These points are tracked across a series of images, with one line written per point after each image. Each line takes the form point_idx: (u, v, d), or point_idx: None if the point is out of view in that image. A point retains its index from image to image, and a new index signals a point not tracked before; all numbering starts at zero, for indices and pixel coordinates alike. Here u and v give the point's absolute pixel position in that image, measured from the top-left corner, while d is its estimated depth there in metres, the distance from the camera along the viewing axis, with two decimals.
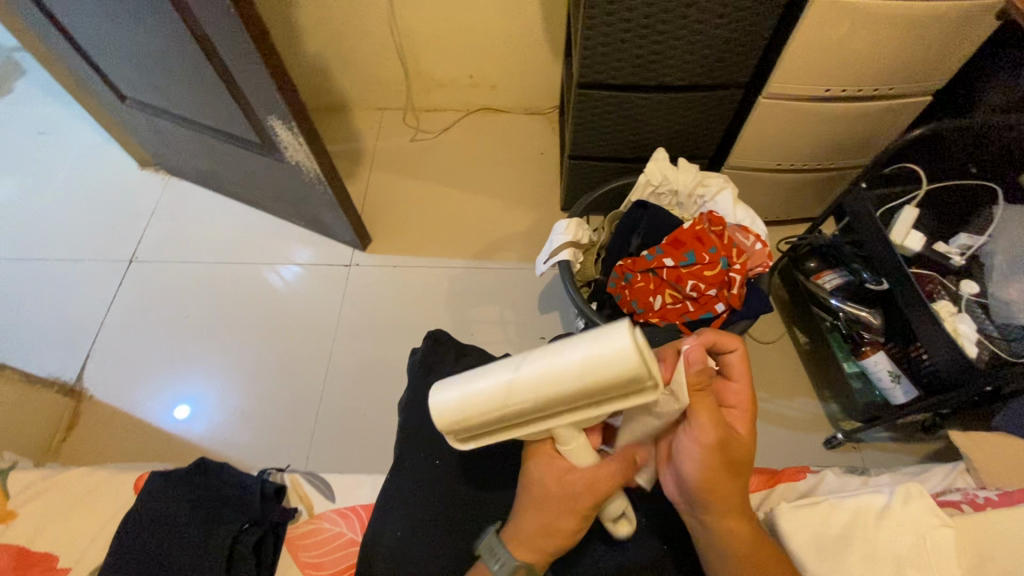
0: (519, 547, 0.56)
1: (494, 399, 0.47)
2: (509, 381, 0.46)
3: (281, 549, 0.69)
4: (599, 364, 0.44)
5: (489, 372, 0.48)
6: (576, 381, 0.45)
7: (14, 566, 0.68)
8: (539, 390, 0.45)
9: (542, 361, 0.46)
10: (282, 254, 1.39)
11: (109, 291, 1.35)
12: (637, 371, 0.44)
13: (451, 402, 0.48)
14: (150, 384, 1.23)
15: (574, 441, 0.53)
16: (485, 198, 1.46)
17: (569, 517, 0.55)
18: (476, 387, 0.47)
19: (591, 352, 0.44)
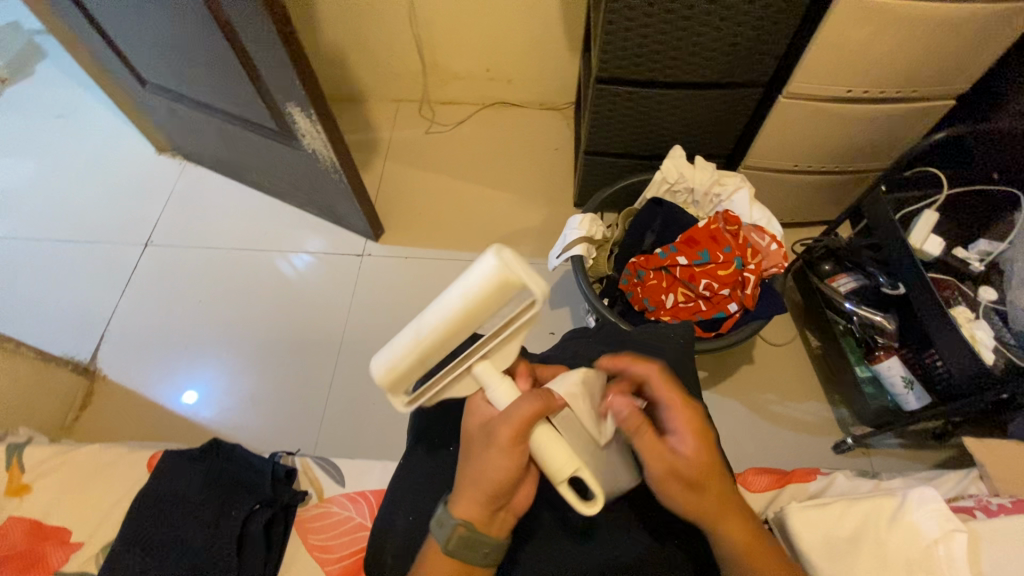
0: (460, 507, 0.54)
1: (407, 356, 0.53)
2: (415, 335, 0.52)
3: (290, 531, 0.70)
4: (472, 292, 0.50)
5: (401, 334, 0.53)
6: (464, 314, 0.51)
7: (28, 539, 0.69)
8: (438, 331, 0.51)
9: (436, 309, 0.52)
10: (296, 242, 1.40)
11: (124, 273, 1.36)
12: (505, 287, 0.49)
13: (381, 367, 0.53)
14: (162, 367, 1.24)
15: (497, 385, 0.55)
16: (499, 192, 1.46)
17: (494, 455, 0.53)
18: (391, 351, 0.53)
19: (464, 284, 0.50)
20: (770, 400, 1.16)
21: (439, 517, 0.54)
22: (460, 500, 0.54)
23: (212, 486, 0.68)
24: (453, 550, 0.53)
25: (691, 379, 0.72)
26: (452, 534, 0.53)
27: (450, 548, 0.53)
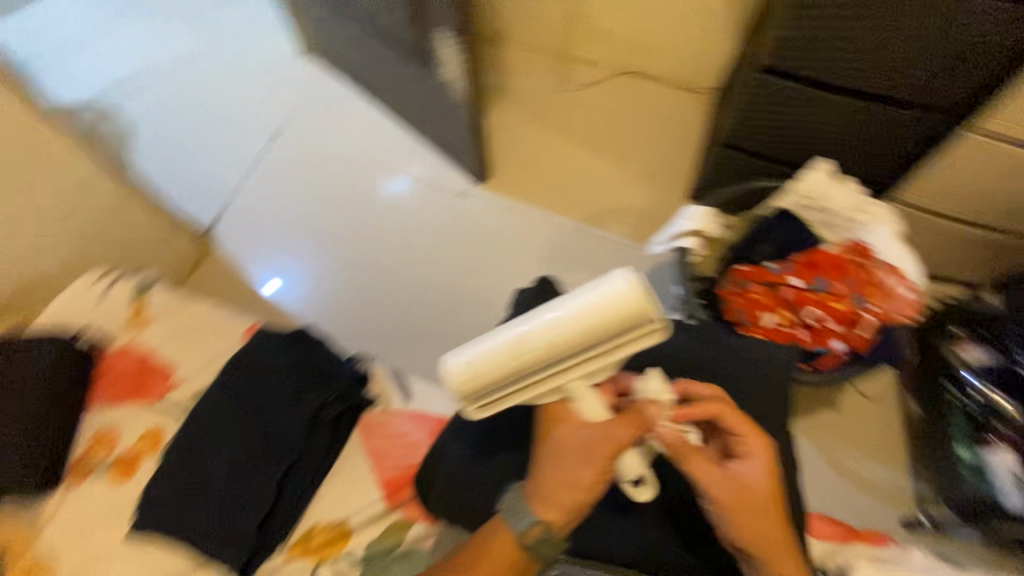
0: (545, 511, 0.55)
1: (504, 350, 0.54)
2: (523, 330, 0.54)
3: (353, 429, 0.74)
4: (598, 304, 0.52)
5: (497, 329, 0.55)
6: (580, 320, 0.53)
7: (141, 367, 0.78)
8: (548, 332, 0.53)
9: (546, 315, 0.54)
10: (407, 167, 1.43)
11: (252, 157, 1.46)
12: (633, 308, 0.52)
13: (464, 361, 0.54)
14: (265, 253, 1.34)
15: (587, 401, 0.56)
16: (613, 165, 1.41)
17: (589, 471, 0.55)
18: (487, 344, 0.54)
19: (589, 295, 0.53)
20: (845, 452, 1.08)
21: (516, 511, 0.56)
22: (542, 503, 0.55)
23: (298, 369, 0.73)
24: (533, 549, 0.55)
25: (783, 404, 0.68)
26: (528, 526, 0.55)
27: (530, 548, 0.56)
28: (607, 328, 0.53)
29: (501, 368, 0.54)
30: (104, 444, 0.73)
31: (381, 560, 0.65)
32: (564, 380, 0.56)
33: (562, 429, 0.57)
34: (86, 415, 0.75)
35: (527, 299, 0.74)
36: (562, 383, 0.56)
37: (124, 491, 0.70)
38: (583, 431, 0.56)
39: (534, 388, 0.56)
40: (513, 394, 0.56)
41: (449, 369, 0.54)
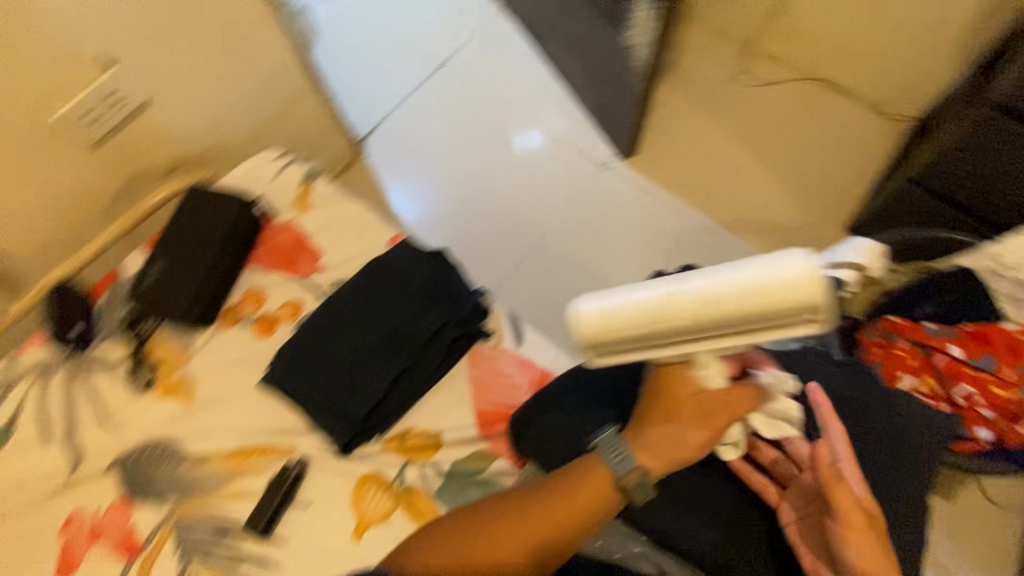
0: (644, 459, 0.55)
1: (644, 311, 0.49)
2: (670, 294, 0.49)
3: (463, 356, 0.77)
4: (765, 284, 0.46)
5: (639, 287, 0.51)
6: (738, 299, 0.47)
7: (296, 245, 0.85)
8: (698, 303, 0.48)
9: (700, 284, 0.48)
10: (557, 124, 1.42)
11: (414, 80, 1.52)
12: (804, 296, 0.46)
13: (598, 312, 0.50)
14: (405, 173, 1.40)
15: (713, 374, 0.53)
16: (771, 173, 1.30)
17: (702, 434, 0.54)
18: (626, 300, 0.50)
19: (756, 272, 0.47)
20: (944, 547, 0.97)
21: (615, 449, 0.56)
22: (644, 450, 0.55)
23: (430, 285, 0.77)
24: (627, 492, 0.55)
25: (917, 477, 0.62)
26: (629, 470, 0.55)
27: (626, 492, 0.56)
28: (768, 314, 0.47)
29: (636, 329, 0.50)
30: (253, 301, 0.82)
31: (462, 480, 0.69)
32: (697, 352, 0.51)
33: (678, 392, 0.54)
34: (242, 272, 0.84)
35: None
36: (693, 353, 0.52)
37: (261, 346, 0.78)
38: (703, 397, 0.54)
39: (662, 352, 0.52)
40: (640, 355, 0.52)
41: (582, 316, 0.51)
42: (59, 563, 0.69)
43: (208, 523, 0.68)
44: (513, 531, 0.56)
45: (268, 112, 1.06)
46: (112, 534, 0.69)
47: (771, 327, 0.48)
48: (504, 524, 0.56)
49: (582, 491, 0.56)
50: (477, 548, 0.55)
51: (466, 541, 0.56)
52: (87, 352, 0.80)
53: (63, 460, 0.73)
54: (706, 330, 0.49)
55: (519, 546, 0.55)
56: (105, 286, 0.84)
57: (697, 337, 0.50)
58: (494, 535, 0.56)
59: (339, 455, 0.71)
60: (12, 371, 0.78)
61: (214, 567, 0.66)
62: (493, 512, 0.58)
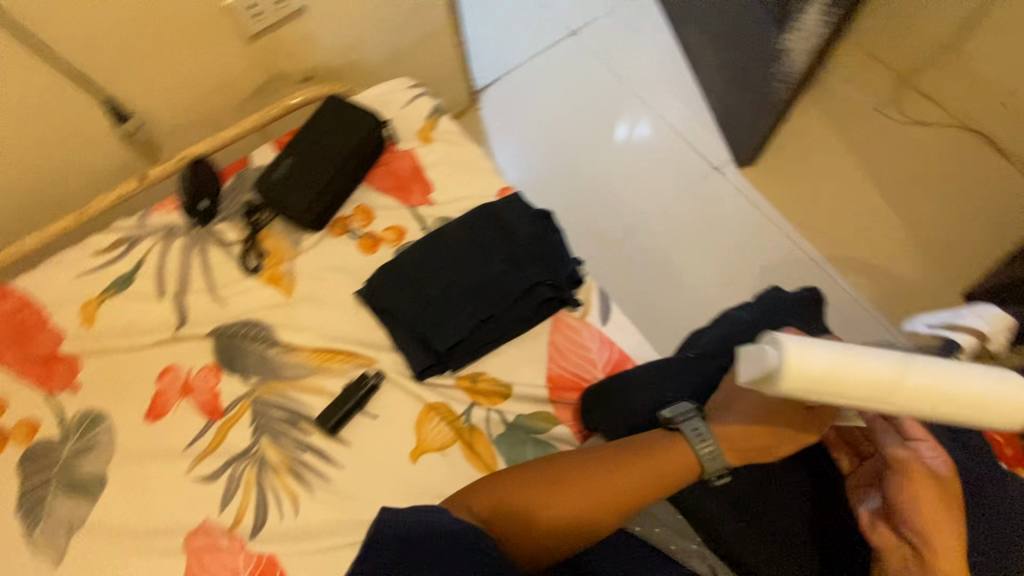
0: (731, 456, 0.58)
1: (862, 386, 0.40)
2: (900, 380, 0.40)
3: (548, 317, 0.77)
4: (992, 404, 0.40)
5: (867, 354, 0.40)
6: (956, 407, 0.41)
7: (411, 174, 0.88)
8: (923, 401, 0.40)
9: (933, 376, 0.40)
10: (677, 116, 1.38)
11: (543, 42, 1.50)
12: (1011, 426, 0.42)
13: (816, 368, 0.39)
14: (515, 131, 1.40)
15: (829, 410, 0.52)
16: (892, 217, 1.22)
17: (796, 447, 0.57)
18: (853, 368, 0.39)
19: (992, 389, 0.40)
20: None
21: (697, 427, 0.59)
22: (733, 446, 0.58)
23: (534, 242, 0.78)
24: (702, 466, 0.57)
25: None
26: (712, 458, 0.58)
27: (702, 468, 0.58)
28: (965, 425, 0.43)
29: (828, 396, 0.41)
30: (362, 216, 0.85)
31: (523, 433, 0.71)
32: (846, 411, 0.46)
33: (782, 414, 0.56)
34: (357, 187, 0.87)
35: None
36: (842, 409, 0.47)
37: (362, 261, 0.82)
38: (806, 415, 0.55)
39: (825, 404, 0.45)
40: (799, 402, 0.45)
41: (786, 366, 0.39)
42: (150, 405, 0.75)
43: (285, 406, 0.73)
44: (569, 491, 0.57)
45: (408, 41, 1.09)
46: (200, 392, 0.75)
47: (953, 429, 0.44)
48: (560, 485, 0.58)
49: (646, 465, 0.58)
50: (531, 504, 0.57)
51: (519, 495, 0.57)
52: (207, 226, 0.85)
53: (171, 316, 0.80)
54: (890, 413, 0.43)
55: (577, 505, 0.57)
56: (233, 171, 0.90)
57: (873, 413, 0.44)
58: (549, 493, 0.57)
59: (413, 378, 0.74)
60: (143, 226, 0.85)
61: (281, 448, 0.71)
62: (546, 472, 0.59)
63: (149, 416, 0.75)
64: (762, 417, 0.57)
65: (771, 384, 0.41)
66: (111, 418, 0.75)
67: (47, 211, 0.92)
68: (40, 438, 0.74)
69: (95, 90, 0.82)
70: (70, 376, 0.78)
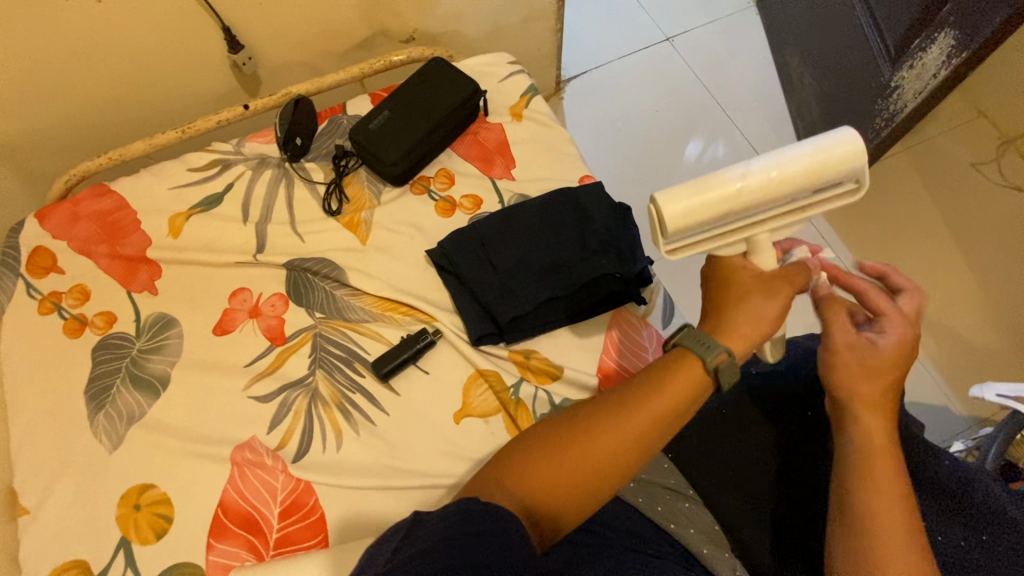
0: (729, 341, 0.55)
1: (720, 198, 0.53)
2: (743, 179, 0.52)
3: (610, 310, 0.77)
4: (826, 157, 0.52)
5: (712, 176, 0.53)
6: (799, 175, 0.52)
7: (497, 148, 0.89)
8: (771, 180, 0.52)
9: (767, 162, 0.53)
10: (761, 138, 1.35)
11: (637, 42, 1.49)
12: (856, 160, 0.52)
13: (676, 205, 0.52)
14: (593, 125, 1.40)
15: (768, 254, 0.57)
16: (971, 282, 1.16)
17: (777, 305, 0.55)
18: (702, 189, 0.53)
19: (815, 149, 0.52)
20: None
21: (702, 339, 0.56)
22: (728, 334, 0.56)
23: (609, 234, 0.78)
24: (716, 376, 0.55)
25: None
26: (716, 354, 0.54)
27: (715, 375, 0.55)
28: (827, 182, 0.53)
29: (715, 213, 0.53)
30: (443, 180, 0.87)
31: None
32: (754, 233, 0.57)
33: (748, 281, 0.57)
34: (443, 151, 0.89)
35: None
36: (753, 233, 0.57)
37: (437, 222, 0.84)
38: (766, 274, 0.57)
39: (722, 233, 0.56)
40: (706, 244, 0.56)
41: (667, 215, 0.53)
42: (219, 320, 0.79)
43: (342, 346, 0.76)
44: (573, 448, 0.52)
45: (512, 18, 1.10)
46: (266, 318, 0.79)
47: (823, 194, 0.55)
48: (561, 445, 0.52)
49: (665, 392, 0.54)
50: (528, 471, 0.51)
51: (542, 465, 0.51)
52: (296, 163, 0.89)
53: (250, 241, 0.83)
54: (768, 203, 0.54)
55: (587, 457, 0.51)
56: (329, 115, 0.93)
57: (759, 210, 0.55)
58: (545, 461, 0.51)
59: (468, 343, 0.75)
60: (239, 153, 0.90)
61: (334, 384, 0.73)
62: (539, 436, 0.53)
63: (216, 330, 0.79)
64: (718, 280, 0.59)
65: (666, 233, 0.54)
66: (181, 326, 0.79)
67: (152, 123, 0.97)
68: (114, 330, 0.79)
69: (219, 17, 0.86)
70: (149, 280, 0.82)
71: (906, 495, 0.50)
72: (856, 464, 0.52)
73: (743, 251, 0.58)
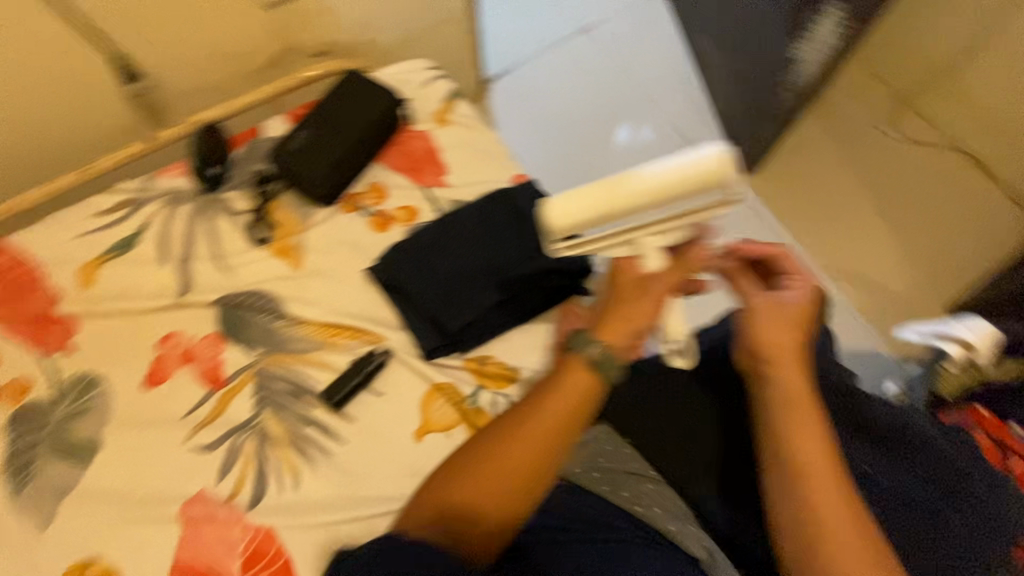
0: (609, 337, 0.58)
1: (596, 197, 0.60)
2: (616, 181, 0.60)
3: (559, 307, 0.77)
4: (691, 163, 0.56)
5: (596, 183, 0.61)
6: (667, 180, 0.57)
7: (426, 156, 0.87)
8: (640, 181, 0.58)
9: (641, 170, 0.60)
10: (681, 119, 1.40)
11: (555, 36, 1.51)
12: (722, 169, 0.55)
13: (560, 202, 0.61)
14: (523, 124, 1.41)
15: (654, 256, 0.60)
16: (887, 234, 1.25)
17: (649, 301, 0.59)
18: (582, 191, 0.61)
19: (683, 157, 0.57)
20: None
21: (584, 341, 0.58)
22: (608, 329, 0.58)
23: None
24: (599, 371, 0.58)
25: (988, 547, 0.57)
26: (595, 350, 0.57)
27: (599, 369, 0.58)
28: (698, 188, 0.56)
29: (592, 214, 0.60)
30: (374, 195, 0.85)
31: None
32: (637, 236, 0.60)
33: (626, 281, 0.60)
34: (371, 165, 0.87)
35: None
36: (634, 237, 0.61)
37: (372, 238, 0.81)
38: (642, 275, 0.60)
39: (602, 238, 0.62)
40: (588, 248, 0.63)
41: (553, 212, 0.61)
42: (149, 371, 0.74)
43: (288, 380, 0.72)
44: (476, 469, 0.55)
45: (425, 23, 1.08)
46: (201, 361, 0.74)
47: (701, 201, 0.57)
48: (459, 473, 0.56)
49: (551, 398, 0.57)
50: (433, 500, 0.56)
51: (446, 494, 0.55)
52: (215, 193, 0.84)
53: (174, 282, 0.78)
54: (644, 205, 0.58)
55: (492, 476, 0.55)
56: (244, 140, 0.89)
57: (637, 212, 0.59)
58: (447, 488, 0.56)
59: (420, 358, 0.74)
60: (148, 190, 0.84)
61: (283, 420, 0.70)
62: (443, 469, 0.57)
63: (148, 382, 0.73)
64: (608, 283, 0.62)
65: (552, 230, 0.62)
66: (108, 383, 0.73)
67: (46, 167, 0.89)
68: (30, 398, 0.72)
69: (107, 48, 0.80)
70: (64, 337, 0.75)
71: (827, 436, 0.53)
72: (781, 416, 0.54)
73: (631, 254, 0.61)
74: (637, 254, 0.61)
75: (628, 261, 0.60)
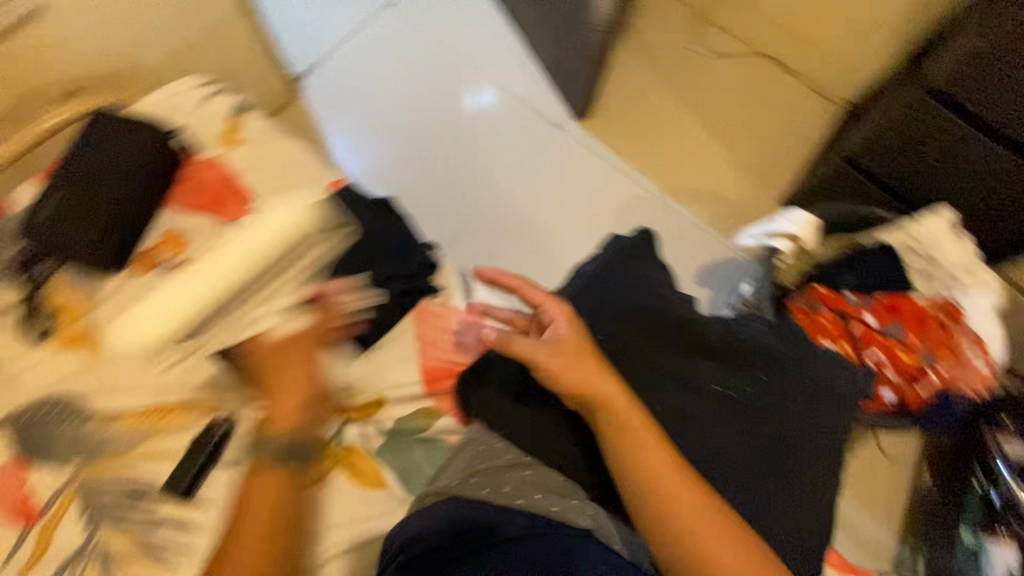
0: (281, 423, 0.61)
1: (191, 288, 0.58)
2: (206, 264, 0.59)
3: (410, 312, 0.72)
4: (284, 219, 0.61)
5: (158, 292, 0.59)
6: (264, 245, 0.60)
7: (222, 185, 0.77)
8: (239, 250, 0.59)
9: (236, 238, 0.61)
10: (508, 78, 1.38)
11: (358, 17, 1.41)
12: (311, 221, 0.62)
13: (123, 323, 0.58)
14: (348, 119, 1.31)
15: (290, 321, 0.63)
16: (717, 147, 1.34)
17: (302, 366, 0.63)
18: (154, 302, 0.58)
19: (275, 214, 0.61)
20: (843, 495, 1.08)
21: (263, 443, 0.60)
22: (275, 416, 0.61)
23: None
24: (290, 460, 0.59)
25: (829, 434, 0.60)
26: (279, 448, 0.60)
27: (295, 457, 0.60)
28: (297, 241, 0.61)
29: (169, 323, 0.58)
30: (173, 244, 0.73)
31: (406, 437, 0.66)
32: (259, 308, 0.62)
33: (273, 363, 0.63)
34: (159, 212, 0.75)
35: (623, 249, 0.66)
36: (258, 318, 0.62)
37: None
38: (290, 343, 0.63)
39: (202, 333, 0.60)
40: (191, 341, 0.60)
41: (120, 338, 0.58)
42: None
43: (119, 485, 0.62)
44: None
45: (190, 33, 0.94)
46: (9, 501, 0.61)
47: (307, 252, 0.63)
48: None
49: (253, 508, 0.57)
50: None
51: None
52: None
53: None
54: (248, 273, 0.59)
55: None
56: None
57: (244, 285, 0.60)
58: None
59: (269, 412, 0.66)
60: None
61: (125, 531, 0.60)
62: None
63: None
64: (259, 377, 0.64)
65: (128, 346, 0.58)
66: None
67: None
68: None
69: None
70: None
71: (659, 445, 0.54)
72: (616, 446, 0.54)
73: (254, 333, 0.62)
74: (271, 326, 0.63)
75: (263, 334, 0.62)
